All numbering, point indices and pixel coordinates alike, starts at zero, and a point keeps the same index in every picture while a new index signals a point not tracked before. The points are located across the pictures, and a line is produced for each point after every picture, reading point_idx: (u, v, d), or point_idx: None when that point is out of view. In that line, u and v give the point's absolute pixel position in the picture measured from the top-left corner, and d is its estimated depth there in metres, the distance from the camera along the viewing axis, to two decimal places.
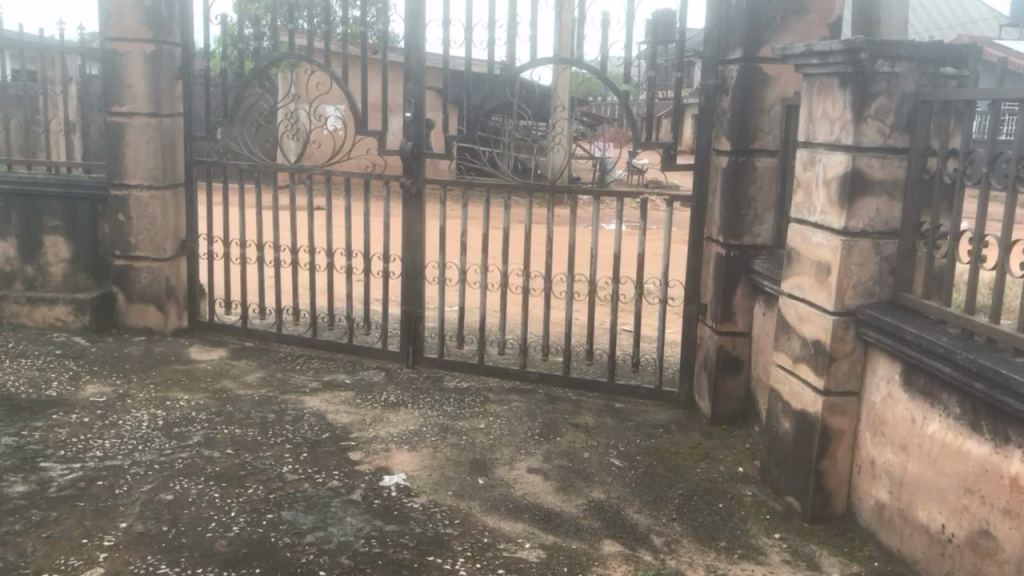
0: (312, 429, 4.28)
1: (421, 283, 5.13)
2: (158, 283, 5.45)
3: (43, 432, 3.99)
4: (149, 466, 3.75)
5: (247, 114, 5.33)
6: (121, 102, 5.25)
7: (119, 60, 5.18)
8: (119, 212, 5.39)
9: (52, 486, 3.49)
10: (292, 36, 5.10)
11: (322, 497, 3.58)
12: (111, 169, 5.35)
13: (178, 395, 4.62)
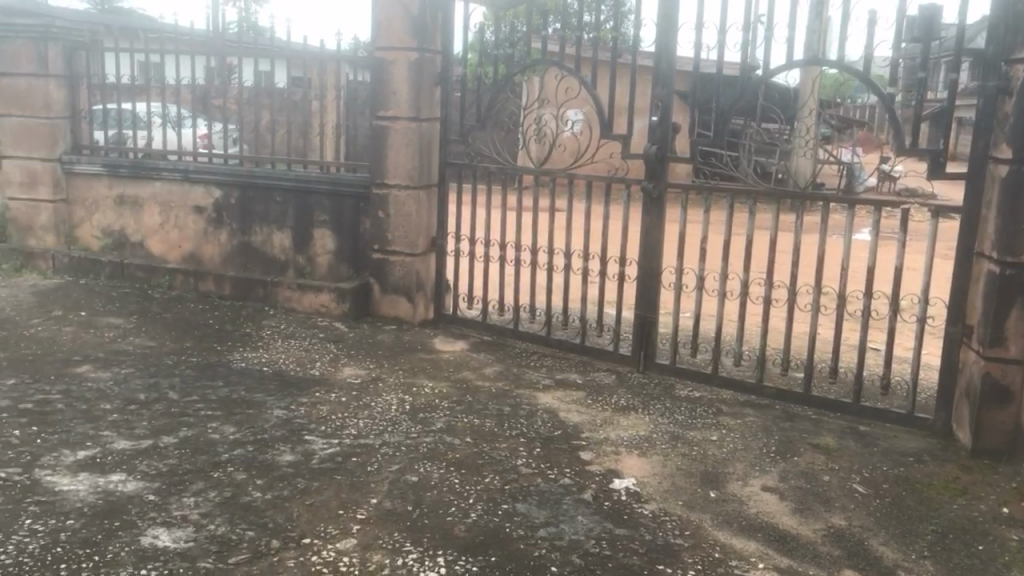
0: (545, 425, 4.38)
1: (657, 288, 5.10)
2: (409, 277, 5.80)
3: (307, 408, 4.38)
4: (397, 447, 4.00)
5: (497, 119, 5.54)
6: (386, 107, 5.65)
7: (387, 67, 5.57)
8: (379, 209, 5.80)
9: (314, 458, 3.81)
10: (544, 43, 5.24)
11: (554, 493, 3.65)
12: (374, 170, 5.76)
13: (423, 382, 4.90)
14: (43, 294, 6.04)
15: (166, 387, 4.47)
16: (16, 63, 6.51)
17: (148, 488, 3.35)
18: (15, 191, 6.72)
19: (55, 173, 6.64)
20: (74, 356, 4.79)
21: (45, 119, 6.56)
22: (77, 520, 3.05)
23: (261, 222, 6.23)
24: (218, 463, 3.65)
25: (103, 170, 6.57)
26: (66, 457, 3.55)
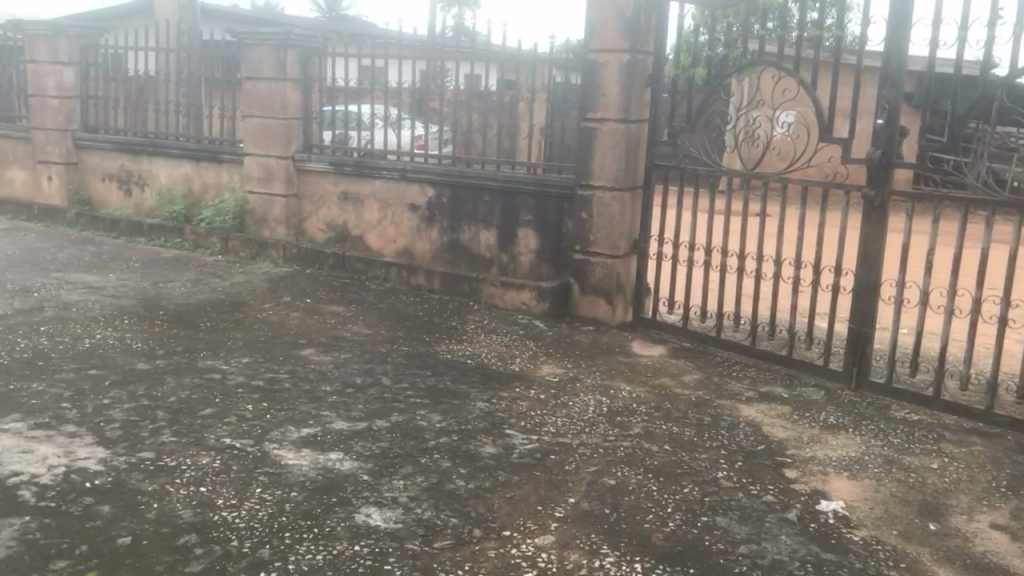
0: (747, 439, 4.23)
1: (874, 302, 4.79)
2: (610, 279, 5.79)
3: (508, 402, 4.48)
4: (595, 449, 4.00)
5: (708, 121, 5.40)
6: (594, 109, 5.68)
7: (599, 70, 5.60)
8: (583, 210, 5.84)
9: (515, 453, 3.88)
10: (760, 42, 5.07)
11: (756, 510, 3.51)
12: (580, 171, 5.81)
13: (621, 385, 4.87)
14: (274, 281, 6.54)
15: (379, 373, 4.72)
16: (259, 68, 7.11)
17: (362, 469, 3.54)
18: (253, 186, 7.34)
19: (288, 170, 7.18)
20: (299, 339, 5.16)
21: (282, 119, 7.11)
22: (300, 493, 3.27)
23: (469, 220, 6.44)
24: (425, 450, 3.80)
25: (330, 168, 7.04)
26: (291, 433, 3.82)
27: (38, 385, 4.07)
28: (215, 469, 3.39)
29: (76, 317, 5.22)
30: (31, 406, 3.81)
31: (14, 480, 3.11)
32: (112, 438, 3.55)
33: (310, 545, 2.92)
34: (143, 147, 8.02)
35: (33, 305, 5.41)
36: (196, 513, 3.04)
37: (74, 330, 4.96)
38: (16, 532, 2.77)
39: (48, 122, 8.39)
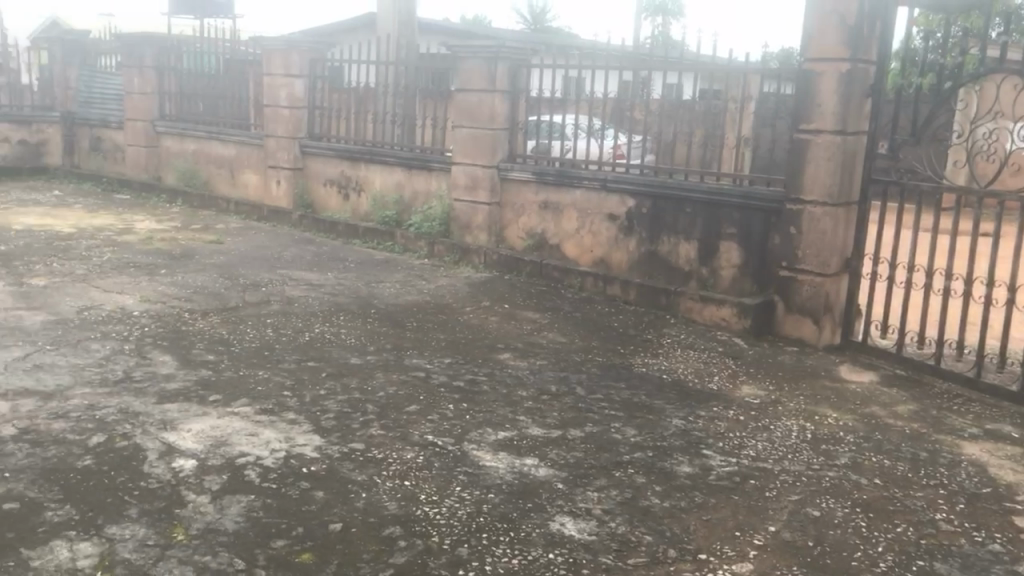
0: (971, 480, 3.87)
1: None
2: (817, 299, 5.51)
3: (705, 421, 4.35)
4: (798, 477, 3.80)
5: (935, 133, 5.01)
6: (808, 121, 5.43)
7: (815, 79, 5.34)
8: (791, 225, 5.60)
9: (712, 474, 3.76)
10: (1002, 47, 4.63)
11: (981, 559, 3.20)
12: (790, 184, 5.57)
13: (827, 411, 4.61)
14: (475, 285, 6.73)
15: (575, 382, 4.73)
16: (470, 80, 7.35)
17: (557, 477, 3.56)
18: (459, 193, 7.60)
19: (493, 178, 7.38)
20: (498, 344, 5.27)
21: (489, 129, 7.32)
22: (497, 495, 3.33)
23: (669, 232, 6.34)
24: (619, 463, 3.77)
25: (532, 177, 7.16)
26: (489, 435, 3.90)
27: (263, 373, 4.40)
28: (417, 464, 3.51)
29: (297, 312, 5.61)
30: (257, 392, 4.12)
31: (241, 460, 3.37)
32: (326, 428, 3.78)
33: (507, 548, 2.96)
34: (360, 155, 8.51)
35: (261, 298, 5.86)
36: (399, 506, 3.16)
37: (295, 323, 5.33)
38: (242, 509, 3.00)
39: (278, 130, 9.09)
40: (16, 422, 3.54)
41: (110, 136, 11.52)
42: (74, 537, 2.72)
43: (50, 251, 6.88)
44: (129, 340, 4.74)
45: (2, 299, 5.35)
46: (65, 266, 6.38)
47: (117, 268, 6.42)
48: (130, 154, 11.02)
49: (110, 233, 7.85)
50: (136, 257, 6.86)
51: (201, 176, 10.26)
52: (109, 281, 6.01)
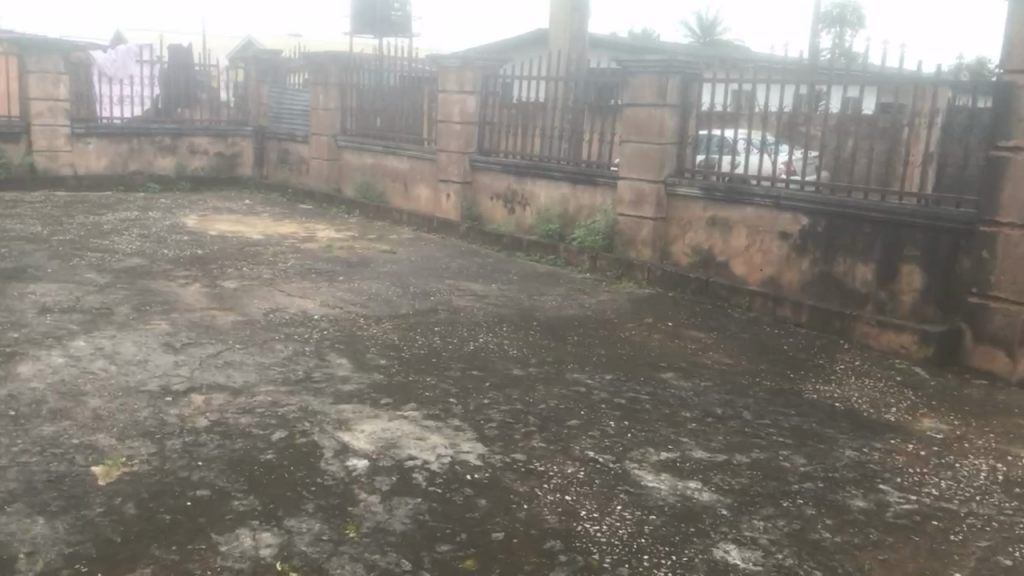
0: None
1: None
2: (1012, 328, 5.11)
3: (882, 454, 4.10)
4: (987, 522, 3.51)
5: None
6: (1008, 138, 5.07)
7: (1017, 92, 4.99)
8: (983, 249, 5.23)
9: (889, 511, 3.53)
10: None
11: None
12: (984, 204, 5.20)
13: (1021, 452, 4.23)
14: (638, 302, 6.67)
15: (741, 406, 4.58)
16: (640, 95, 7.30)
17: (722, 502, 3.45)
18: (625, 209, 7.56)
19: (660, 194, 7.30)
20: (661, 362, 5.19)
21: (657, 144, 7.24)
22: (658, 516, 3.27)
23: (845, 253, 6.05)
24: (788, 492, 3.61)
25: (701, 194, 7.03)
26: (652, 455, 3.84)
27: (431, 380, 4.53)
28: (579, 480, 3.51)
29: (464, 321, 5.74)
30: (425, 397, 4.25)
31: (410, 463, 3.48)
32: (490, 437, 3.84)
33: (668, 573, 2.89)
34: (528, 170, 8.64)
35: (430, 307, 6.05)
36: (560, 520, 3.16)
37: (462, 332, 5.47)
38: (409, 511, 3.09)
39: (451, 145, 9.39)
40: (209, 414, 3.81)
41: (296, 149, 12.27)
42: (257, 526, 2.89)
43: (241, 256, 7.40)
44: (308, 342, 5.01)
45: (200, 300, 5.80)
46: (254, 270, 6.83)
47: (300, 273, 6.81)
48: (313, 167, 11.68)
49: (293, 240, 8.35)
50: (317, 264, 7.26)
51: (377, 188, 10.73)
52: (292, 286, 6.38)
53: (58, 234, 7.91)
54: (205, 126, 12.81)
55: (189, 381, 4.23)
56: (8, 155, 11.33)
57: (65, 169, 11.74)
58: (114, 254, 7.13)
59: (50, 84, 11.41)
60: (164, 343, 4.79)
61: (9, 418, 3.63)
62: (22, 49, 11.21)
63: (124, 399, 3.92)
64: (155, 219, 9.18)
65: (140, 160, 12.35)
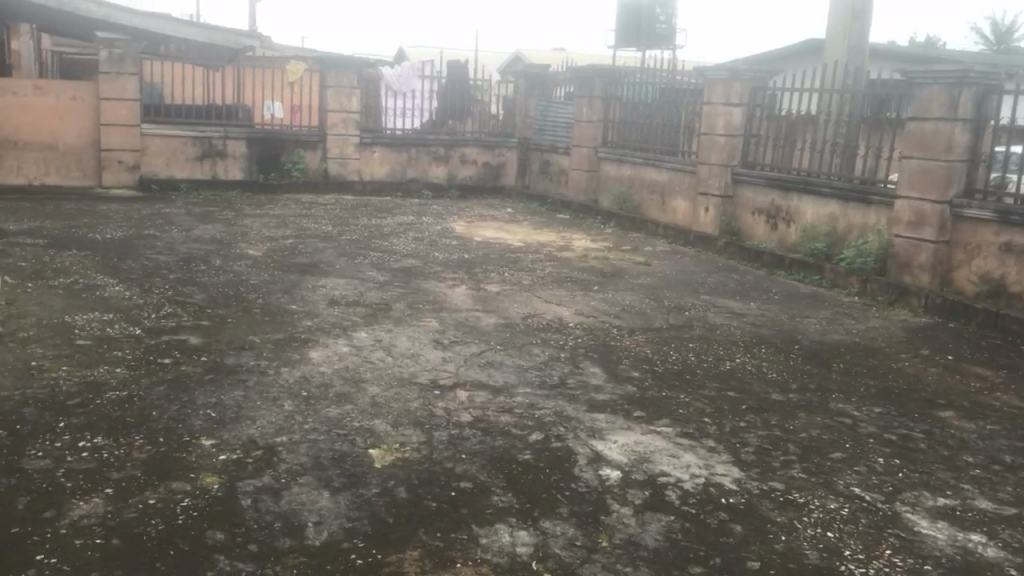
0: None
1: None
2: None
3: None
4: None
5: None
6: None
7: None
8: None
9: None
10: None
11: None
12: None
13: None
14: (913, 331, 6.16)
15: None
16: (927, 108, 6.74)
17: (1011, 562, 3.08)
18: (901, 230, 7.03)
19: (944, 216, 6.71)
20: (939, 399, 4.75)
21: (944, 161, 6.66)
22: (935, 568, 2.98)
23: None
24: None
25: (993, 217, 6.36)
26: (927, 499, 3.52)
27: (685, 397, 4.46)
28: (843, 517, 3.29)
29: (720, 339, 5.61)
30: (678, 414, 4.19)
31: (663, 479, 3.45)
32: (746, 461, 3.71)
33: None
34: (794, 185, 8.27)
35: (685, 322, 5.97)
36: (822, 557, 2.98)
37: (718, 350, 5.33)
38: (662, 528, 3.06)
39: (713, 158, 9.21)
40: (472, 411, 4.01)
41: (558, 160, 12.61)
42: (514, 524, 2.99)
43: (504, 261, 7.72)
44: (564, 349, 5.12)
45: (466, 301, 6.12)
46: (516, 275, 7.10)
47: (558, 281, 6.99)
48: (573, 178, 11.95)
49: (552, 249, 8.59)
50: (574, 272, 7.42)
51: (634, 200, 10.77)
52: (550, 293, 6.56)
53: (345, 234, 8.71)
54: (475, 137, 13.54)
55: (455, 377, 4.48)
56: (307, 161, 12.68)
57: (353, 175, 12.91)
58: (392, 254, 7.73)
59: (345, 98, 12.63)
60: (433, 340, 5.11)
61: (302, 397, 4.03)
62: (324, 66, 12.51)
63: (398, 390, 4.22)
64: (427, 223, 9.83)
65: (416, 168, 13.29)
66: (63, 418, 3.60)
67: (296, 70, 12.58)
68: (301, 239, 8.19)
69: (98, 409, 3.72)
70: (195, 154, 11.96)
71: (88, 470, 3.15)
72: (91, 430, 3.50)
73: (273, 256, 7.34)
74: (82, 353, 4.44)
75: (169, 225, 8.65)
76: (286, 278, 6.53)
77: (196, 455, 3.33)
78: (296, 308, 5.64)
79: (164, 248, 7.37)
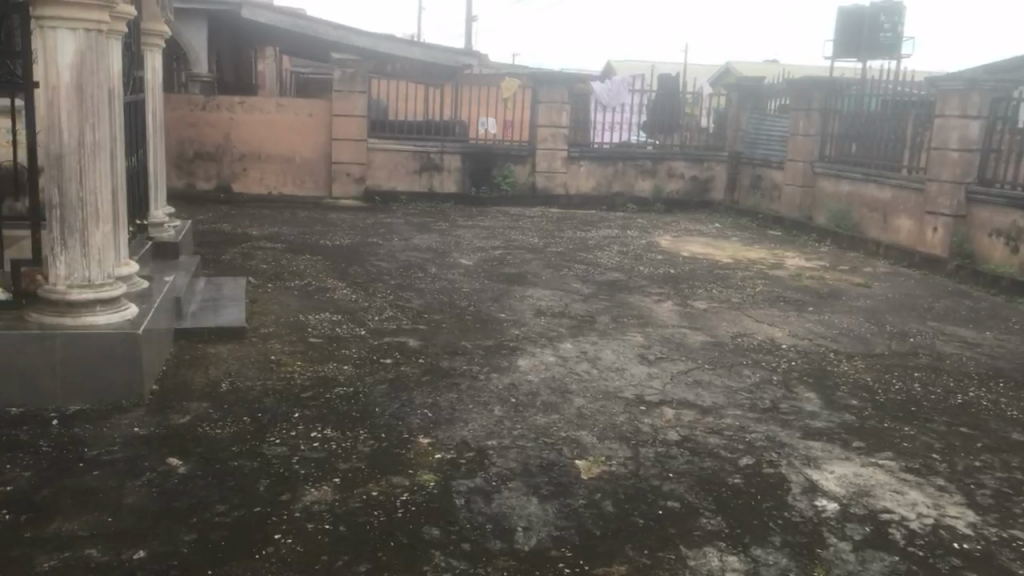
0: None
1: None
2: None
3: None
4: None
5: None
6: None
7: None
8: None
9: None
10: None
11: None
12: None
13: None
14: None
15: None
16: None
17: None
18: None
19: None
20: None
21: None
22: None
23: None
24: None
25: None
26: None
27: (910, 430, 4.16)
28: None
29: (950, 370, 5.18)
30: (903, 447, 3.92)
31: (886, 516, 3.23)
32: (983, 504, 3.40)
33: None
34: None
35: (910, 349, 5.56)
36: None
37: (948, 382, 4.93)
38: (885, 568, 2.86)
39: (944, 174, 8.56)
40: (679, 429, 3.95)
41: (770, 175, 12.19)
42: (724, 548, 2.91)
43: (711, 278, 7.56)
44: (776, 372, 4.93)
45: (672, 317, 6.04)
46: (724, 292, 6.93)
47: (769, 301, 6.75)
48: (786, 194, 11.51)
49: (761, 266, 8.31)
50: (786, 292, 7.13)
51: (852, 219, 10.16)
52: (760, 312, 6.34)
53: (552, 246, 8.86)
54: (683, 151, 13.38)
55: (661, 394, 4.42)
56: (517, 175, 13.04)
57: (560, 189, 13.12)
58: (598, 267, 7.77)
59: (556, 113, 12.88)
60: (639, 355, 5.08)
61: (511, 404, 4.14)
62: (537, 82, 12.84)
63: (605, 403, 4.23)
64: (633, 237, 9.81)
65: (622, 182, 13.30)
66: (298, 409, 3.90)
67: (510, 87, 12.99)
68: (510, 251, 8.43)
69: (327, 403, 4.00)
70: (414, 168, 12.64)
71: (318, 459, 3.39)
72: (322, 422, 3.77)
73: (484, 266, 7.60)
74: (314, 350, 4.81)
75: (389, 233, 9.17)
76: (495, 287, 6.74)
77: (414, 453, 3.50)
78: (505, 317, 5.81)
79: (385, 255, 7.83)
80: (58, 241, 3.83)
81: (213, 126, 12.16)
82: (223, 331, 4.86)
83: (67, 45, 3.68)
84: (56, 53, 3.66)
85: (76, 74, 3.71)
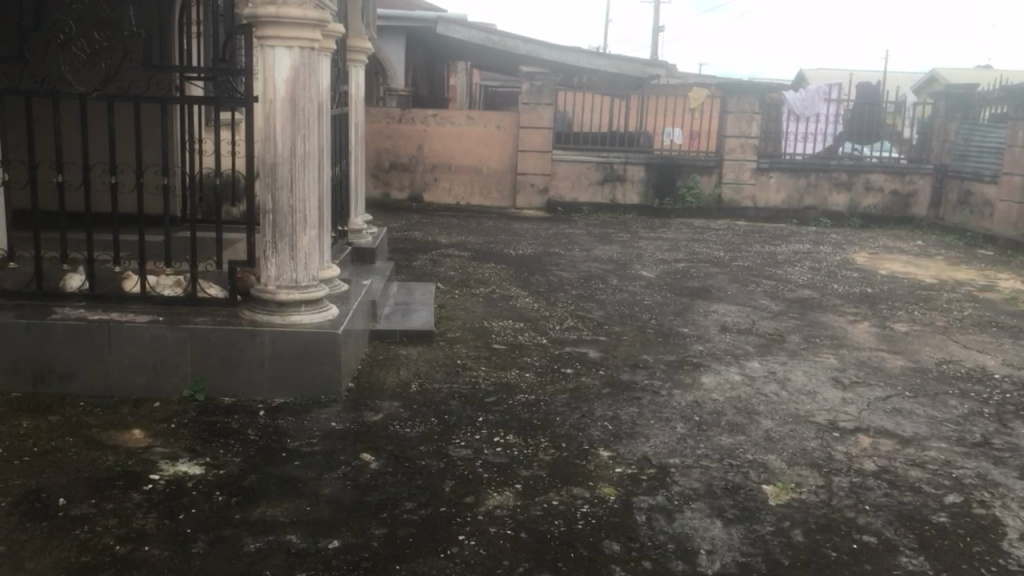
0: None
1: None
2: None
3: None
4: None
5: None
6: None
7: None
8: None
9: None
10: None
11: None
12: None
13: None
14: None
15: None
16: None
17: None
18: None
19: None
20: None
21: None
22: None
23: None
24: None
25: None
26: None
27: None
28: None
29: None
30: None
31: None
32: None
33: None
34: None
35: None
36: None
37: None
38: None
39: None
40: (877, 459, 3.70)
41: (981, 189, 11.28)
42: None
43: (913, 298, 7.07)
44: (988, 404, 4.51)
45: (869, 339, 5.69)
46: (928, 315, 6.46)
47: (980, 325, 6.22)
48: (1000, 209, 10.61)
49: (971, 288, 7.68)
50: (1000, 316, 6.55)
51: None
52: (970, 338, 5.85)
53: (738, 260, 8.60)
54: (882, 164, 12.65)
55: (857, 421, 4.17)
56: (702, 186, 12.79)
57: (747, 201, 12.72)
58: (788, 283, 7.46)
59: (745, 123, 12.53)
60: (832, 378, 4.82)
61: (694, 422, 4.03)
62: (726, 93, 12.55)
63: (795, 427, 4.04)
64: (827, 253, 9.36)
65: (814, 195, 12.72)
66: (482, 413, 3.99)
67: (697, 96, 12.79)
68: (693, 264, 8.27)
69: (510, 409, 4.06)
70: (597, 179, 12.67)
71: (501, 464, 3.44)
72: (505, 427, 3.83)
73: (667, 278, 7.49)
74: (497, 356, 4.90)
75: (573, 244, 9.22)
76: (679, 301, 6.61)
77: (595, 465, 3.48)
78: (688, 332, 5.68)
79: (568, 265, 7.88)
80: (270, 244, 4.12)
81: (407, 138, 12.71)
82: (413, 334, 5.05)
83: (284, 63, 3.95)
84: (274, 70, 3.95)
85: (290, 88, 3.97)
